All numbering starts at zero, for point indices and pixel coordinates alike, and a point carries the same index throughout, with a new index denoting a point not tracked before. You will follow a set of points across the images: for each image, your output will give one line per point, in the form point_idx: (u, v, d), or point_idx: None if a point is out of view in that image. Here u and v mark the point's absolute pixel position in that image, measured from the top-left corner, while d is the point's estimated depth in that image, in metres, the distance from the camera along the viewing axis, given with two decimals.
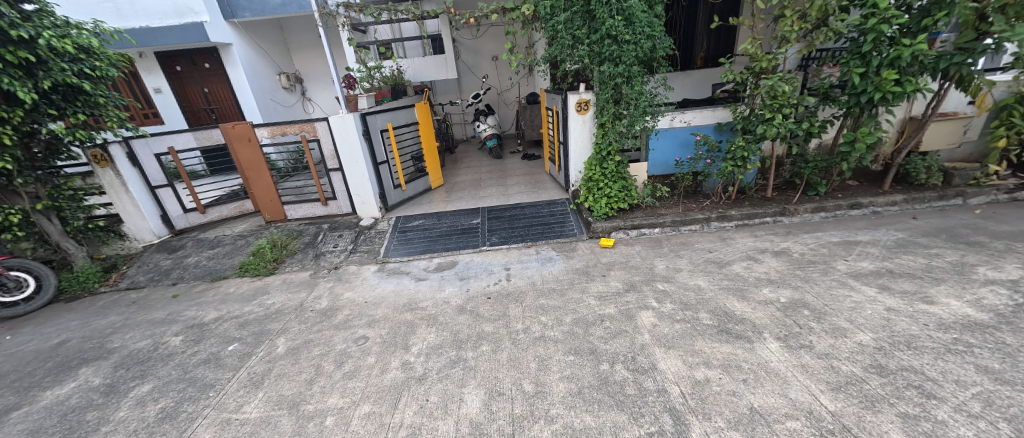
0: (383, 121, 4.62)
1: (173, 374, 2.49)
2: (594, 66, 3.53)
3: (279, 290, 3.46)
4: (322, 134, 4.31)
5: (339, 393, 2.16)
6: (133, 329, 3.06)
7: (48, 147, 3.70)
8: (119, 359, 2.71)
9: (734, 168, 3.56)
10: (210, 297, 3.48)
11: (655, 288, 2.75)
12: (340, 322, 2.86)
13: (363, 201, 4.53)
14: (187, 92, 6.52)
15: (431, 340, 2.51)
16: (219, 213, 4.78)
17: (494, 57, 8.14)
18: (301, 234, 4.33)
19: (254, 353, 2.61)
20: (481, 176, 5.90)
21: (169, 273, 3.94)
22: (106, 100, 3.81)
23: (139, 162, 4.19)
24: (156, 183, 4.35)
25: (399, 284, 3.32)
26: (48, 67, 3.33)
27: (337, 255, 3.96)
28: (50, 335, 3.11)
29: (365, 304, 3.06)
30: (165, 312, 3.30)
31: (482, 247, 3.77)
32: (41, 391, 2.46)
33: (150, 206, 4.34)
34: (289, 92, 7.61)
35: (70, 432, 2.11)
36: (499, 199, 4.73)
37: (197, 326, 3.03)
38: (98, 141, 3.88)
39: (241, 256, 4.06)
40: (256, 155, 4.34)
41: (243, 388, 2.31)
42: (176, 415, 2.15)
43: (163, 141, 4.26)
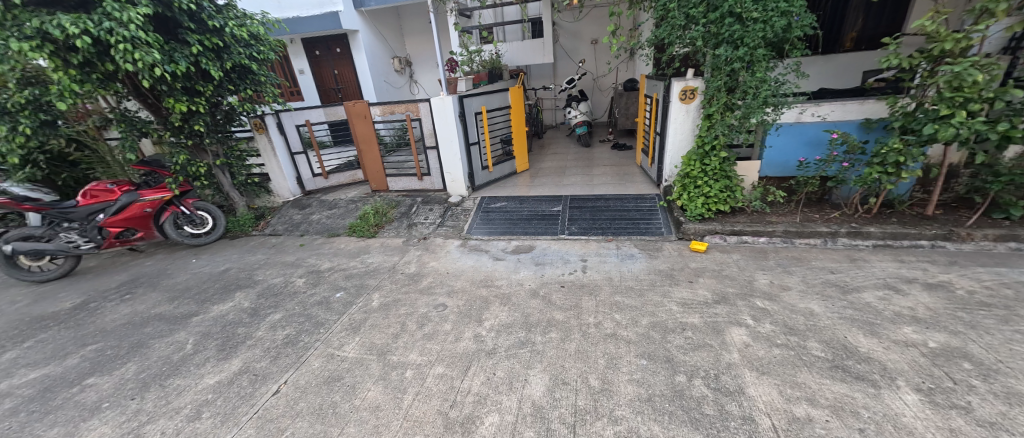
0: (478, 103, 4.79)
1: (296, 309, 2.99)
2: (707, 49, 3.17)
3: (378, 251, 3.89)
4: (424, 113, 4.65)
5: (418, 351, 2.37)
6: (271, 268, 3.75)
7: (227, 116, 4.60)
8: (259, 290, 3.34)
9: (882, 176, 2.89)
10: (325, 249, 4.08)
11: (752, 304, 2.43)
12: (424, 287, 3.12)
13: (453, 179, 4.80)
14: (322, 74, 7.61)
15: (503, 318, 2.59)
16: (338, 180, 5.54)
17: (593, 40, 7.84)
18: (399, 204, 4.77)
19: (354, 303, 3.00)
20: (566, 163, 5.82)
21: (298, 226, 4.71)
22: (265, 79, 4.61)
23: (284, 132, 5.00)
24: (295, 150, 5.15)
25: (478, 261, 3.47)
26: (230, 52, 4.13)
27: (427, 227, 4.30)
28: (218, 263, 3.97)
29: (447, 275, 3.28)
30: (293, 257, 3.97)
31: (561, 235, 3.74)
32: (210, 305, 3.17)
33: (289, 169, 5.17)
34: (400, 75, 8.34)
35: (226, 340, 2.68)
36: (583, 189, 4.61)
37: (314, 272, 3.57)
38: (257, 113, 4.73)
39: (350, 218, 4.65)
40: (368, 131, 4.87)
41: (344, 330, 2.67)
42: (295, 342, 2.59)
43: (302, 115, 5.01)
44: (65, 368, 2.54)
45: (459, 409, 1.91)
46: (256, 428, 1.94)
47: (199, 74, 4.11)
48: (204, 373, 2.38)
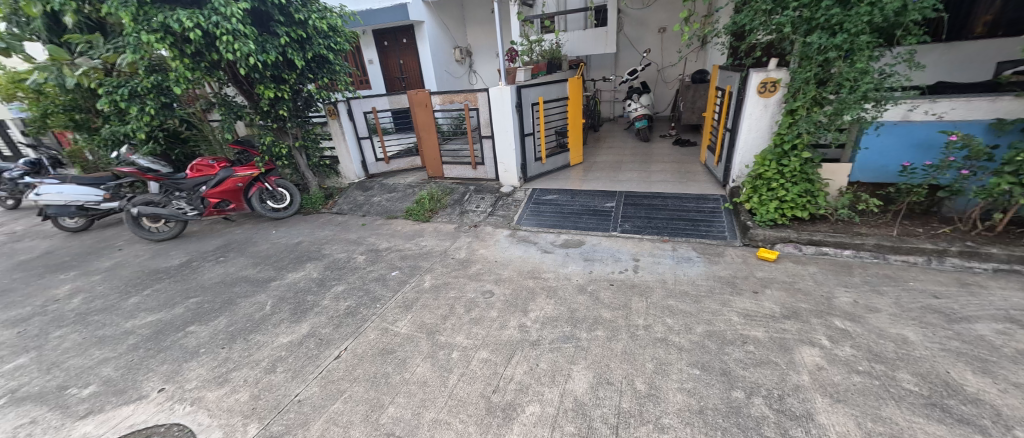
0: (535, 94, 4.74)
1: (357, 283, 3.23)
2: (796, 37, 2.85)
3: (431, 235, 4.06)
4: (482, 103, 4.71)
5: (465, 334, 2.45)
6: (336, 243, 4.08)
7: (305, 102, 5.03)
8: (326, 263, 3.64)
9: (1013, 189, 2.43)
10: (384, 230, 4.35)
11: (828, 323, 2.19)
12: (473, 273, 3.21)
13: (506, 169, 4.84)
14: (389, 63, 8.02)
15: (549, 312, 2.58)
16: (399, 165, 5.82)
17: (662, 28, 7.39)
18: (452, 191, 4.91)
19: (408, 282, 3.17)
20: (623, 158, 5.61)
21: (361, 207, 5.06)
22: (340, 68, 4.96)
23: (353, 118, 5.34)
24: (362, 135, 5.49)
25: (526, 252, 3.48)
26: (312, 43, 4.49)
27: (478, 215, 4.39)
28: (293, 236, 4.39)
29: (495, 263, 3.34)
30: (356, 235, 4.27)
31: (613, 232, 3.62)
32: (285, 273, 3.53)
33: (356, 153, 5.53)
34: (460, 65, 8.53)
35: (297, 306, 2.97)
36: (639, 185, 4.42)
37: (373, 251, 3.82)
38: (331, 100, 5.10)
39: (408, 202, 4.89)
40: (428, 119, 5.04)
41: (398, 307, 2.83)
42: (355, 314, 2.80)
43: (369, 102, 5.31)
44: (172, 315, 2.98)
45: (502, 395, 1.95)
46: (320, 387, 2.14)
47: (285, 63, 4.51)
48: (278, 332, 2.67)
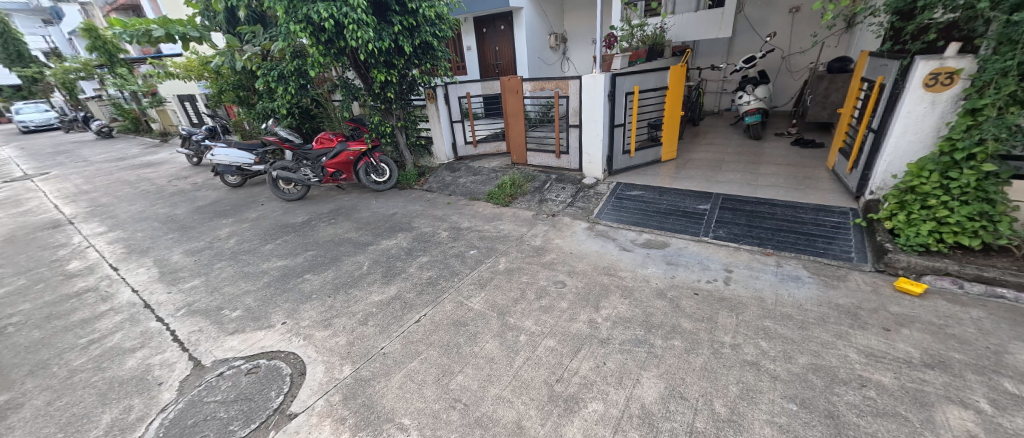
0: (631, 82, 4.46)
1: (438, 256, 3.46)
2: (994, 15, 2.21)
3: (509, 220, 4.15)
4: (573, 91, 4.59)
5: (533, 320, 2.48)
6: (424, 218, 4.40)
7: (409, 86, 5.43)
8: (414, 235, 3.96)
9: None
10: (466, 210, 4.56)
11: (991, 384, 1.72)
12: (547, 262, 3.20)
13: (590, 160, 4.69)
14: (485, 50, 8.27)
15: (622, 311, 2.47)
16: (486, 149, 6.01)
17: (794, 8, 6.35)
18: (534, 179, 4.93)
19: (485, 262, 3.30)
20: (725, 156, 5.03)
21: (448, 186, 5.37)
22: (442, 54, 5.25)
23: (449, 102, 5.64)
24: (455, 119, 5.78)
25: (603, 247, 3.36)
26: (421, 30, 4.81)
27: (557, 205, 4.35)
28: (388, 207, 4.85)
29: (570, 254, 3.28)
30: (441, 212, 4.56)
31: (703, 237, 3.31)
32: (380, 239, 3.93)
33: (448, 135, 5.85)
34: (554, 51, 8.41)
35: (388, 270, 3.29)
36: (742, 188, 3.93)
37: (455, 229, 4.04)
38: (431, 84, 5.43)
39: (490, 186, 5.05)
40: (518, 106, 5.08)
41: (473, 284, 2.97)
42: (435, 285, 3.01)
43: (464, 87, 5.55)
44: (293, 264, 3.54)
45: (565, 386, 1.94)
46: (401, 345, 2.36)
47: (396, 49, 4.92)
48: (372, 291, 3.00)
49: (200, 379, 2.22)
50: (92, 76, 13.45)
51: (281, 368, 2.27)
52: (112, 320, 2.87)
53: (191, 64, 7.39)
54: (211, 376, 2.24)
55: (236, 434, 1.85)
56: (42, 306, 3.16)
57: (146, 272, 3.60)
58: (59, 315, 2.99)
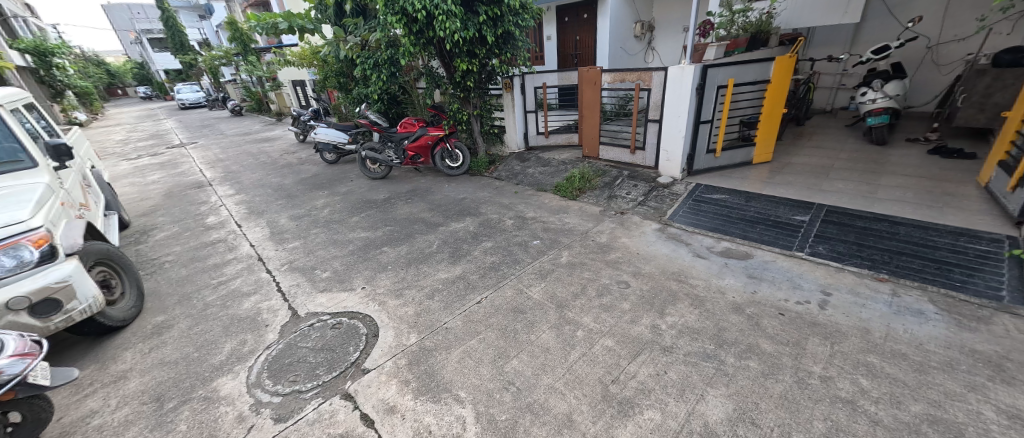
0: (725, 75, 4.06)
1: (502, 243, 3.54)
2: None
3: (576, 214, 4.09)
4: (657, 83, 4.31)
5: (592, 317, 2.43)
6: (491, 205, 4.53)
7: (488, 76, 5.56)
8: (481, 220, 4.10)
9: None
10: (533, 200, 4.59)
11: None
12: (611, 260, 3.10)
13: (669, 158, 4.39)
14: (565, 39, 8.12)
15: (690, 321, 2.31)
16: (557, 140, 5.96)
17: None
18: (604, 174, 4.77)
19: (547, 253, 3.31)
20: (834, 163, 4.37)
21: (517, 176, 5.43)
22: (522, 44, 5.27)
23: (525, 92, 5.67)
24: (529, 109, 5.81)
25: (675, 251, 3.16)
26: (504, 20, 4.88)
27: (627, 202, 4.17)
28: (459, 192, 5.07)
29: (636, 255, 3.14)
30: (508, 200, 4.65)
31: (795, 252, 2.94)
32: (449, 221, 4.14)
33: (521, 125, 5.90)
34: (638, 41, 7.95)
35: (455, 251, 3.46)
36: (853, 201, 3.39)
37: (520, 218, 4.10)
38: (509, 74, 5.50)
39: (559, 178, 5.00)
40: (595, 98, 4.92)
41: (533, 274, 2.99)
42: (497, 270, 3.10)
43: (541, 78, 5.53)
44: (373, 236, 3.89)
45: (620, 388, 1.89)
46: (462, 323, 2.49)
47: (479, 39, 5.07)
48: (439, 268, 3.19)
49: (296, 326, 2.58)
50: (231, 63, 15.96)
51: (358, 327, 2.53)
52: (235, 268, 3.44)
53: (303, 53, 8.38)
54: (304, 325, 2.58)
55: (321, 377, 2.12)
56: (187, 250, 3.89)
57: (260, 231, 4.24)
58: (198, 259, 3.67)
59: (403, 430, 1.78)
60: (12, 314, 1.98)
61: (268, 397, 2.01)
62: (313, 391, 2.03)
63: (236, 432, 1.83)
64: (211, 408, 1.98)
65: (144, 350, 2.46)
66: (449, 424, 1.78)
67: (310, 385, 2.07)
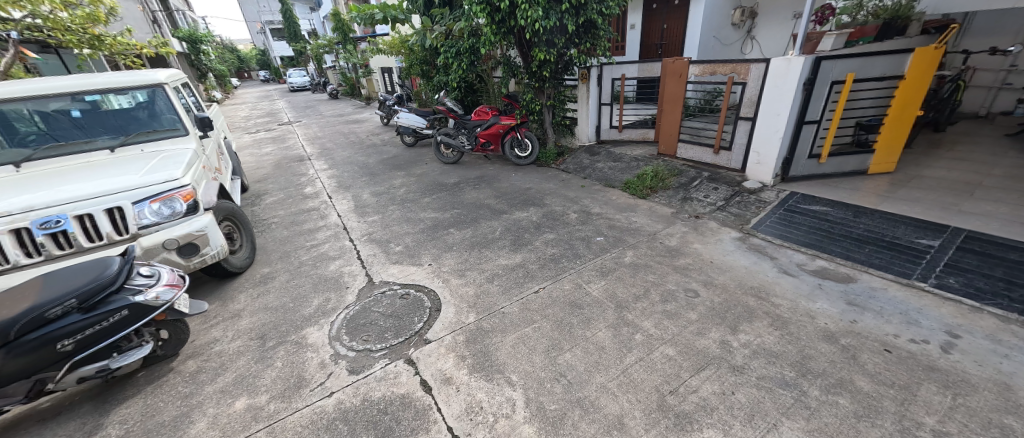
0: (843, 69, 3.51)
1: (564, 236, 3.52)
2: None
3: (645, 213, 3.89)
4: (755, 77, 3.87)
5: (653, 322, 2.33)
6: (557, 197, 4.49)
7: (564, 66, 5.45)
8: (545, 211, 4.10)
9: None
10: (600, 196, 4.46)
11: None
12: (680, 266, 2.92)
13: (759, 161, 3.97)
14: (651, 28, 7.61)
15: (768, 343, 2.10)
16: (630, 135, 5.71)
17: None
18: (681, 174, 4.47)
19: (611, 251, 3.21)
20: (981, 180, 3.59)
21: (585, 170, 5.31)
22: (604, 33, 5.07)
23: (601, 83, 5.49)
24: (604, 101, 5.62)
25: (756, 264, 2.87)
26: (588, 8, 4.73)
27: (704, 206, 3.87)
28: (526, 181, 5.11)
29: (708, 263, 2.91)
30: (574, 194, 4.57)
31: (913, 282, 2.50)
32: (514, 210, 4.20)
33: (594, 117, 5.74)
34: (735, 29, 7.19)
35: (517, 239, 3.53)
36: (1004, 229, 2.77)
37: (584, 212, 4.01)
38: (587, 64, 5.34)
39: (630, 174, 4.79)
40: (678, 91, 4.57)
41: (594, 271, 2.93)
42: (558, 262, 3.09)
43: (620, 69, 5.31)
44: (442, 218, 4.11)
45: (679, 400, 1.79)
46: (519, 310, 2.54)
47: (559, 28, 4.98)
48: (501, 254, 3.27)
49: (371, 291, 2.85)
50: (332, 50, 17.69)
51: (423, 300, 2.71)
52: (325, 234, 3.88)
53: (393, 42, 8.98)
54: (377, 292, 2.83)
55: (388, 341, 2.32)
56: (289, 214, 4.47)
57: (346, 203, 4.71)
58: (296, 223, 4.20)
59: (457, 401, 1.89)
60: (166, 252, 2.47)
61: (345, 351, 2.26)
62: (381, 352, 2.23)
63: (318, 376, 2.10)
64: (300, 352, 2.29)
65: (253, 295, 2.90)
66: (500, 404, 1.85)
67: (379, 346, 2.28)
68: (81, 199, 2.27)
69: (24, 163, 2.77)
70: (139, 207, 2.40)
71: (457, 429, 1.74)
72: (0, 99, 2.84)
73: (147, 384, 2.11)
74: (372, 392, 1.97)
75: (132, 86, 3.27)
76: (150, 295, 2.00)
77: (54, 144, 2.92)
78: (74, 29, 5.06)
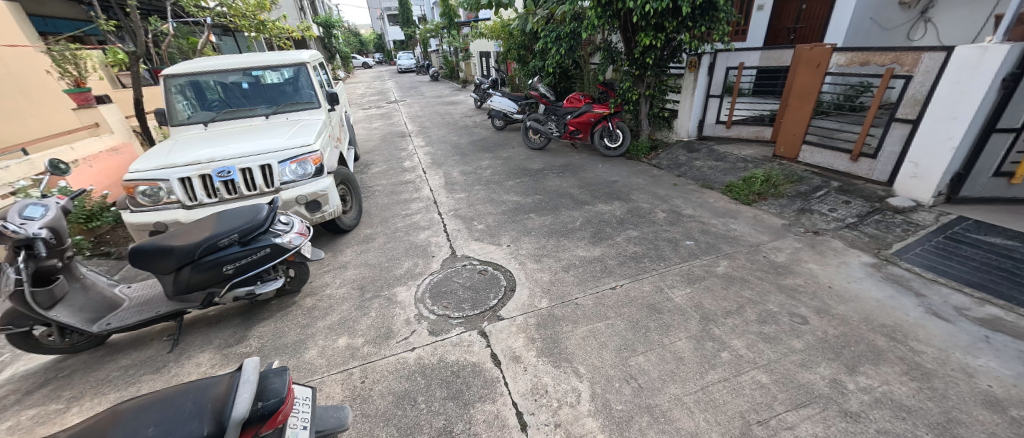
0: None
1: (648, 235, 3.32)
2: None
3: (748, 221, 3.46)
4: (926, 70, 3.10)
5: (744, 343, 2.09)
6: (645, 193, 4.23)
7: (671, 52, 4.94)
8: (630, 207, 3.90)
9: None
10: (695, 197, 4.08)
11: None
12: (786, 285, 2.55)
13: (916, 174, 3.22)
14: (783, 10, 6.49)
15: (898, 393, 1.75)
16: (739, 133, 5.11)
17: None
18: (800, 181, 3.86)
19: (701, 258, 2.94)
20: None
21: (681, 167, 4.89)
22: (724, 15, 4.42)
23: (713, 72, 5.01)
24: (713, 92, 5.13)
25: (892, 298, 2.38)
26: None
27: (828, 221, 3.30)
28: (614, 174, 4.91)
29: (825, 288, 2.50)
30: (665, 192, 4.26)
31: None
32: (597, 202, 4.08)
33: (698, 110, 5.27)
34: (904, 10, 5.64)
35: (597, 232, 3.43)
36: None
37: (675, 213, 3.72)
38: (699, 51, 4.89)
39: (735, 176, 4.29)
40: (812, 84, 3.90)
41: (679, 276, 2.73)
42: (639, 261, 2.94)
43: (739, 57, 4.75)
44: (524, 202, 4.18)
45: (767, 433, 1.60)
46: (593, 303, 2.49)
47: (671, 11, 4.48)
48: (580, 245, 3.22)
49: (454, 263, 3.05)
50: (438, 35, 18.80)
51: (500, 279, 2.81)
52: (418, 205, 4.23)
53: (495, 26, 9.19)
54: (458, 264, 3.02)
55: (465, 311, 2.47)
56: (389, 184, 4.96)
57: (438, 179, 5.06)
58: (395, 193, 4.65)
59: (524, 380, 1.94)
60: (297, 206, 2.94)
61: (427, 312, 2.48)
62: (458, 320, 2.39)
63: (403, 331, 2.34)
64: (390, 307, 2.56)
65: (356, 252, 3.32)
66: (565, 392, 1.86)
67: (457, 314, 2.44)
68: (245, 155, 2.81)
69: (209, 123, 3.55)
70: (282, 166, 2.89)
71: (521, 406, 1.80)
72: (200, 72, 3.65)
73: (278, 311, 2.58)
74: (447, 355, 2.13)
75: (284, 65, 3.89)
76: (285, 238, 2.42)
77: (229, 110, 3.66)
78: (249, 16, 6.17)
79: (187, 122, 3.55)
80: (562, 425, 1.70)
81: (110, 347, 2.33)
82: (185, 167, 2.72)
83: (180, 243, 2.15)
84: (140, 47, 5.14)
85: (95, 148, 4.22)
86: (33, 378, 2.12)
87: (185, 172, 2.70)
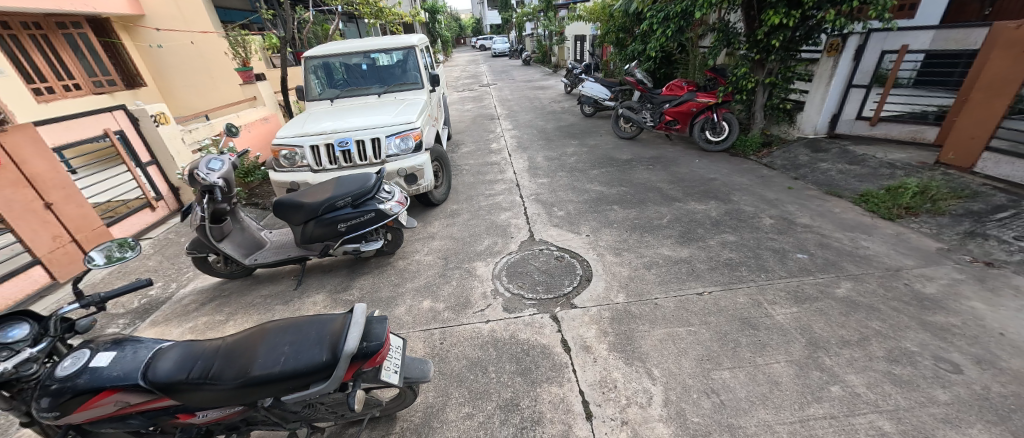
0: None
1: (748, 242, 2.96)
2: None
3: (886, 240, 2.87)
4: None
5: (864, 380, 1.77)
6: (750, 196, 3.75)
7: (806, 32, 4.16)
8: (729, 209, 3.51)
9: None
10: (814, 204, 3.50)
11: None
12: (932, 323, 2.07)
13: None
14: None
15: None
16: (887, 131, 4.24)
17: None
18: (974, 197, 3.05)
19: (815, 275, 2.53)
20: None
21: (800, 168, 4.22)
22: None
23: (861, 56, 4.17)
24: (857, 82, 4.28)
25: None
26: None
27: (1010, 251, 2.57)
28: (713, 171, 4.44)
29: (992, 333, 1.97)
30: (776, 196, 3.72)
31: None
32: (689, 199, 3.75)
33: (833, 101, 4.47)
34: None
35: (687, 231, 3.17)
36: None
37: (787, 220, 3.25)
38: (844, 31, 4.05)
39: (876, 184, 3.55)
40: (1011, 75, 2.99)
41: (782, 292, 2.40)
42: (733, 269, 2.65)
43: (903, 38, 3.90)
44: (607, 193, 4.03)
45: None
46: (674, 306, 2.33)
47: None
48: (665, 244, 3.01)
49: (532, 246, 3.10)
50: (535, 18, 18.73)
51: (576, 267, 2.79)
52: (501, 186, 4.36)
53: (594, 8, 8.80)
54: (535, 248, 3.06)
55: (538, 293, 2.51)
56: (476, 165, 5.18)
57: (522, 163, 5.13)
58: (481, 173, 4.84)
59: (592, 370, 1.92)
60: (398, 177, 3.24)
61: (502, 289, 2.58)
62: (532, 301, 2.45)
63: (480, 303, 2.47)
64: (469, 279, 2.72)
65: (443, 225, 3.56)
66: (635, 391, 1.79)
67: (530, 295, 2.50)
68: (360, 128, 3.18)
69: (335, 99, 4.08)
70: (388, 140, 3.21)
71: (588, 396, 1.79)
72: (330, 54, 4.16)
73: (376, 269, 2.91)
74: (519, 333, 2.20)
75: (395, 48, 4.23)
76: (387, 205, 2.69)
77: (350, 88, 4.16)
78: (371, 5, 6.82)
79: (318, 98, 4.13)
80: (630, 424, 1.65)
81: (255, 279, 2.88)
82: (315, 136, 3.17)
83: (309, 201, 2.56)
84: (288, 32, 6.05)
85: (252, 117, 5.14)
86: (207, 293, 2.74)
87: (315, 141, 3.16)
